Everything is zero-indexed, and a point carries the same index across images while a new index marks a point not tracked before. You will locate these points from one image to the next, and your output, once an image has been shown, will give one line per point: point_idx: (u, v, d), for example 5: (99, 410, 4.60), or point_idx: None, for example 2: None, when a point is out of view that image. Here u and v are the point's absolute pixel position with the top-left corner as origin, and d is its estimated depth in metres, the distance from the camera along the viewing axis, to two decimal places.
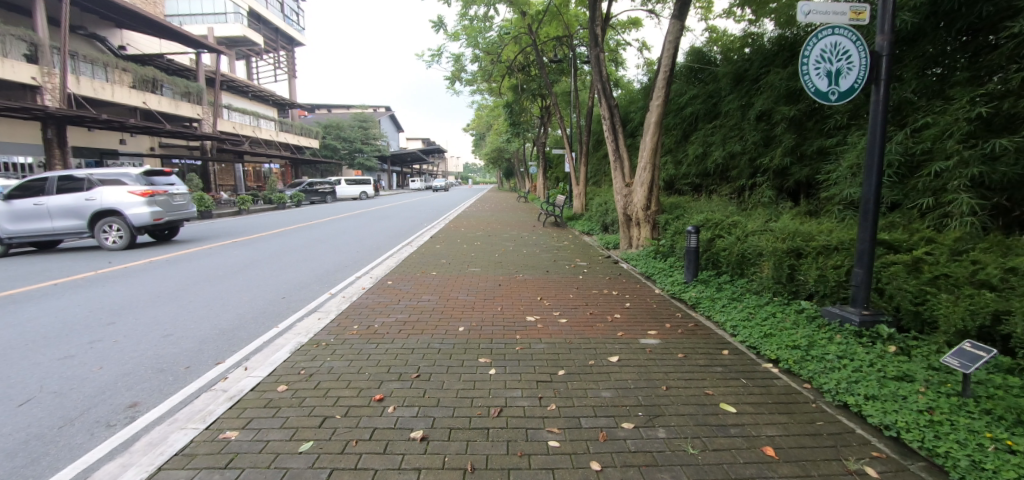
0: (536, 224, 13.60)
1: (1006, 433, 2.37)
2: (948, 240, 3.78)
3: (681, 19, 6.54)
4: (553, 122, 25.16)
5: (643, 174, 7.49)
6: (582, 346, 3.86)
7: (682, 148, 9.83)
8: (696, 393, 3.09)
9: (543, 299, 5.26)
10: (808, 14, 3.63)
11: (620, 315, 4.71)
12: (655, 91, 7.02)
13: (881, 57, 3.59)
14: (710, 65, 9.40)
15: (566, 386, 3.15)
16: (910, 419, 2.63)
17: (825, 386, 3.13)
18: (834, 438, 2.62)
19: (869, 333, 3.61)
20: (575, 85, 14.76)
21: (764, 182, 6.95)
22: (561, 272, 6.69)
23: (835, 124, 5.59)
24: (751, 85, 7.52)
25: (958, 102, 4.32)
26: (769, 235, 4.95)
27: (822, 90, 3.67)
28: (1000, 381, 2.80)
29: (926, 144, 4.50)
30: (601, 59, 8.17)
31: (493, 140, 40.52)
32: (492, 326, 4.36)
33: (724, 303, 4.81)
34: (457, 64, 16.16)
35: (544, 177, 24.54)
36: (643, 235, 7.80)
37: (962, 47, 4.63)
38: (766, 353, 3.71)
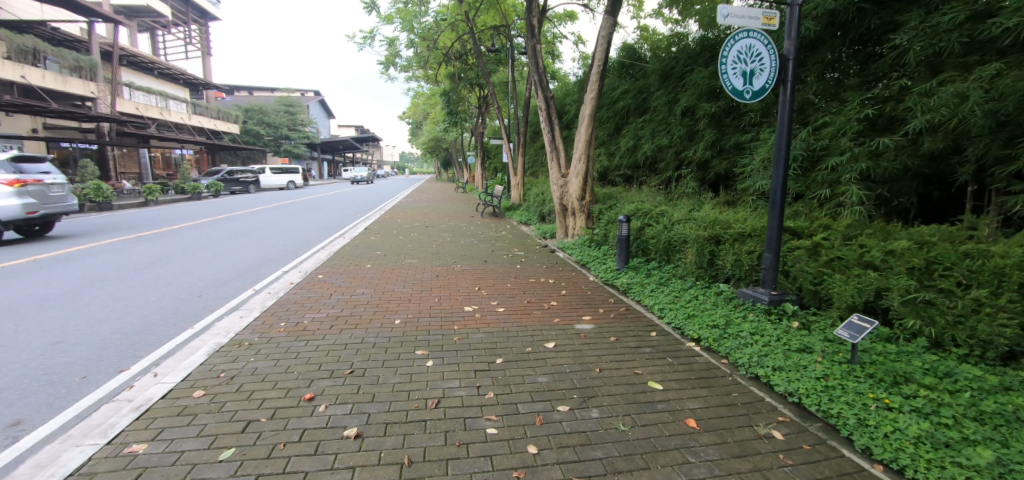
0: (474, 215, 13.53)
1: (885, 393, 2.79)
2: (842, 226, 4.24)
3: (613, 15, 6.74)
4: (491, 113, 25.12)
5: (578, 165, 7.69)
6: (519, 334, 3.91)
7: (614, 141, 10.21)
8: (627, 373, 3.25)
9: (480, 289, 5.24)
10: (727, 16, 3.84)
11: (556, 303, 4.82)
12: (589, 84, 7.21)
13: (788, 61, 3.92)
14: (640, 61, 9.80)
15: (503, 374, 3.17)
16: (810, 385, 2.98)
17: (739, 361, 3.42)
18: (747, 406, 2.89)
19: (776, 310, 3.99)
20: (513, 75, 14.79)
21: (688, 174, 7.41)
22: (499, 262, 6.72)
23: (750, 121, 6.05)
24: (676, 82, 7.95)
25: (851, 104, 4.84)
26: (692, 224, 5.28)
27: (738, 89, 3.94)
28: (880, 348, 3.24)
29: (824, 142, 5.02)
30: (537, 51, 8.24)
31: (429, 130, 39.70)
32: (429, 318, 4.28)
33: (652, 288, 5.08)
34: (391, 49, 15.59)
35: (482, 167, 24.51)
36: (578, 224, 8.03)
37: (853, 55, 5.19)
38: (689, 333, 3.98)
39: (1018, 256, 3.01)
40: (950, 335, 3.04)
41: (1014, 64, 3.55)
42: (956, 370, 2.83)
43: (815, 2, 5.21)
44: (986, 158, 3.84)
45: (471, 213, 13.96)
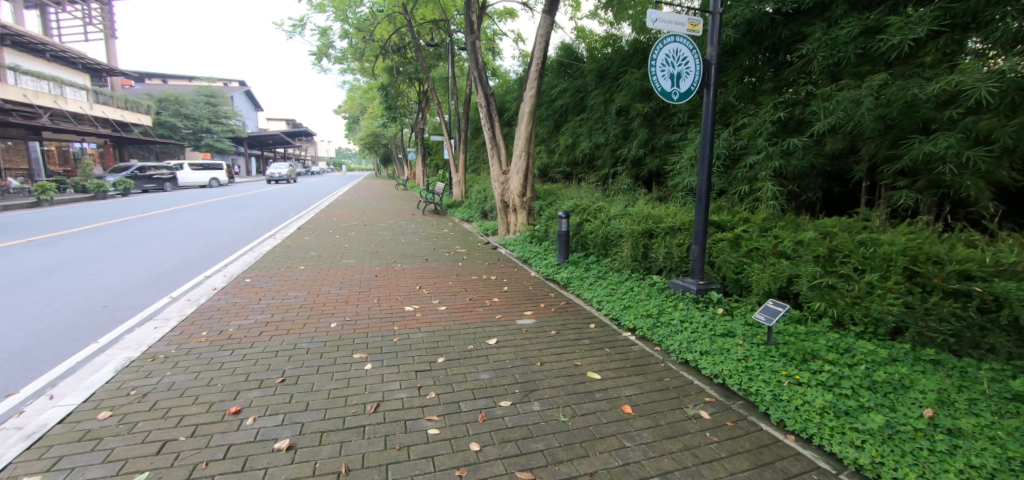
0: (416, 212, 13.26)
1: (795, 370, 3.08)
2: (759, 219, 4.61)
3: (551, 15, 6.85)
4: (431, 109, 24.74)
5: (519, 162, 7.76)
6: (461, 332, 3.88)
7: (554, 139, 10.42)
8: (567, 365, 3.33)
9: (421, 288, 5.14)
10: (655, 21, 4.03)
11: (498, 299, 4.83)
12: (528, 82, 7.28)
13: (711, 65, 4.13)
14: (577, 61, 10.06)
15: (445, 373, 3.13)
16: (732, 367, 3.22)
17: (670, 347, 3.62)
18: (678, 390, 3.07)
19: (703, 298, 4.26)
20: (453, 71, 14.59)
21: (623, 171, 7.73)
22: (441, 260, 6.63)
23: (679, 121, 6.41)
24: (612, 82, 8.25)
25: (766, 107, 5.27)
26: (628, 219, 5.51)
27: (666, 90, 4.18)
28: (791, 329, 3.57)
29: (744, 141, 5.42)
30: (477, 47, 8.20)
31: (367, 126, 38.34)
32: (368, 319, 4.14)
33: (591, 282, 5.25)
34: (324, 39, 14.84)
35: (423, 164, 24.06)
36: (520, 221, 8.10)
37: (767, 62, 5.66)
38: (625, 323, 4.16)
39: (902, 244, 3.43)
40: (849, 314, 3.44)
41: (898, 75, 4.04)
42: (853, 346, 3.22)
43: (734, 11, 5.60)
44: (876, 158, 4.34)
45: (412, 211, 13.65)
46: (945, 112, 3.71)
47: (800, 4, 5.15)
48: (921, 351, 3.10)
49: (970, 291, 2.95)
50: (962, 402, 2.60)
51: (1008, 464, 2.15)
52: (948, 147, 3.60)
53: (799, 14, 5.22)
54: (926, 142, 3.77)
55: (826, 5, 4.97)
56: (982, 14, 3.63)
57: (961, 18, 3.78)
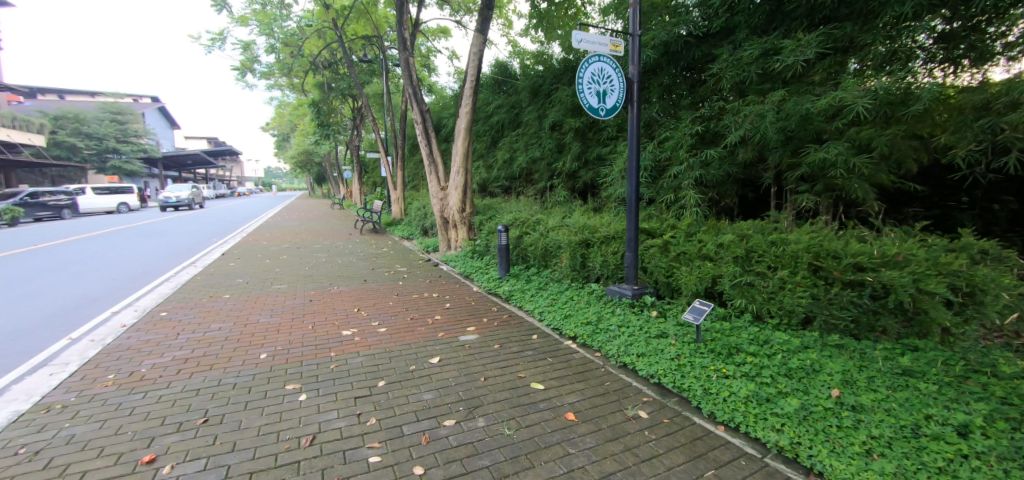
0: (353, 232, 12.81)
1: (722, 364, 3.31)
2: (684, 224, 4.93)
3: (483, 33, 6.99)
4: (367, 126, 24.22)
5: (457, 177, 7.79)
6: (402, 353, 3.78)
7: (492, 154, 10.57)
8: (511, 378, 3.35)
9: (360, 310, 4.96)
10: (580, 41, 4.25)
11: (440, 317, 4.77)
12: (463, 98, 7.35)
13: (633, 83, 4.44)
14: (511, 78, 10.31)
15: (386, 397, 3.04)
16: (666, 366, 3.40)
17: (609, 352, 3.75)
18: (618, 393, 3.19)
19: (638, 303, 4.47)
20: (388, 88, 14.34)
21: (560, 183, 7.99)
22: (380, 280, 6.44)
23: (609, 135, 6.73)
24: (545, 98, 8.52)
25: (686, 121, 5.68)
26: (565, 230, 5.68)
27: (594, 106, 4.31)
28: (717, 326, 3.83)
29: (667, 153, 5.78)
30: (411, 64, 8.18)
31: (299, 143, 36.65)
32: (302, 347, 3.92)
33: (532, 293, 5.33)
34: (247, 53, 14.08)
35: (360, 182, 23.37)
36: (460, 236, 8.06)
37: (684, 80, 6.13)
38: (567, 332, 4.25)
39: (806, 242, 3.81)
40: (766, 309, 3.76)
41: (794, 92, 4.53)
42: (771, 337, 3.52)
43: (652, 33, 6.03)
44: (781, 165, 4.82)
45: (349, 231, 13.18)
46: (833, 124, 4.21)
47: (709, 28, 5.64)
48: (828, 337, 3.46)
49: (863, 280, 3.37)
50: (863, 380, 2.94)
51: (902, 432, 2.48)
52: (838, 155, 4.08)
53: (708, 37, 5.71)
54: (820, 150, 4.24)
55: (730, 29, 5.48)
56: (857, 39, 4.21)
57: (840, 42, 4.33)
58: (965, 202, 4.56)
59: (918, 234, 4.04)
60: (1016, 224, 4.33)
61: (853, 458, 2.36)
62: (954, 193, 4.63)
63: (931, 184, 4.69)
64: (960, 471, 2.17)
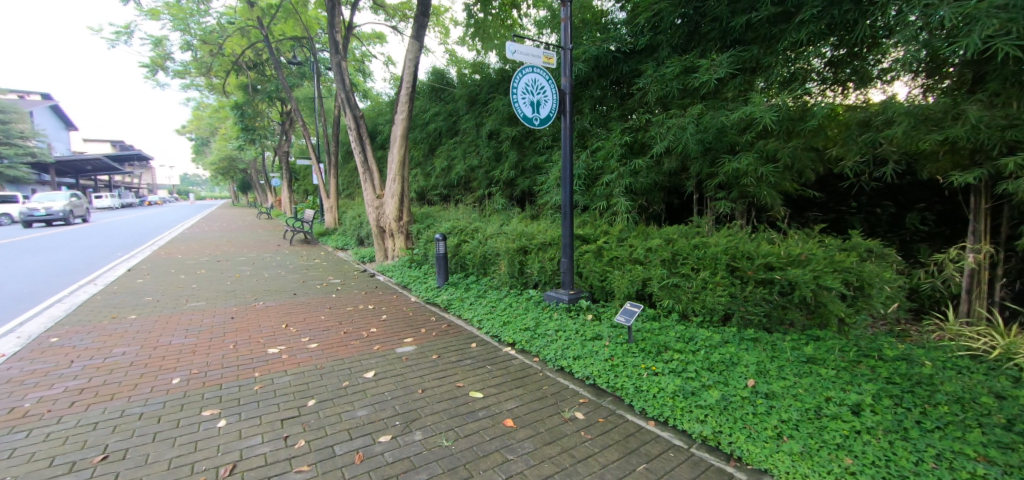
0: (281, 243, 12.07)
1: (652, 362, 3.49)
2: (616, 230, 5.16)
3: (419, 40, 6.92)
4: (296, 131, 23.07)
5: (393, 185, 7.63)
6: (334, 369, 3.62)
7: (430, 162, 10.47)
8: (449, 388, 3.32)
9: (288, 326, 4.68)
10: (514, 53, 4.33)
11: (376, 329, 4.62)
12: (399, 105, 7.22)
13: (566, 94, 4.59)
14: (449, 86, 10.29)
15: (316, 416, 2.89)
16: (600, 367, 3.53)
17: (547, 356, 3.83)
18: (555, 396, 3.27)
19: (574, 307, 4.61)
20: (320, 92, 13.76)
21: (497, 191, 8.07)
22: (311, 293, 6.12)
23: (545, 144, 6.90)
24: (482, 107, 8.58)
25: (616, 131, 5.97)
26: (503, 237, 5.74)
27: (529, 116, 4.41)
28: (647, 326, 4.04)
29: (599, 162, 6.03)
30: (343, 68, 7.92)
31: (219, 148, 34.02)
32: (221, 369, 3.63)
33: (470, 301, 5.32)
34: (158, 50, 12.90)
35: (290, 191, 22.14)
36: (398, 245, 7.86)
37: (614, 93, 6.44)
38: (505, 339, 4.29)
39: (724, 245, 4.13)
40: (691, 308, 4.03)
41: (711, 107, 4.92)
42: (695, 335, 3.77)
43: (583, 48, 6.30)
44: (701, 174, 5.20)
45: (277, 242, 12.42)
46: (744, 136, 4.63)
47: (635, 45, 5.98)
48: (744, 332, 3.78)
49: (772, 279, 3.73)
50: (774, 369, 3.24)
51: (807, 414, 2.76)
52: (748, 165, 4.48)
53: (634, 53, 6.06)
54: (734, 160, 4.63)
55: (654, 47, 5.85)
56: (763, 61, 4.68)
57: (749, 63, 4.79)
58: (853, 207, 5.19)
59: (817, 235, 4.53)
60: (894, 227, 4.96)
61: (767, 442, 2.59)
62: (845, 199, 5.24)
63: (826, 191, 5.29)
64: (854, 445, 2.46)
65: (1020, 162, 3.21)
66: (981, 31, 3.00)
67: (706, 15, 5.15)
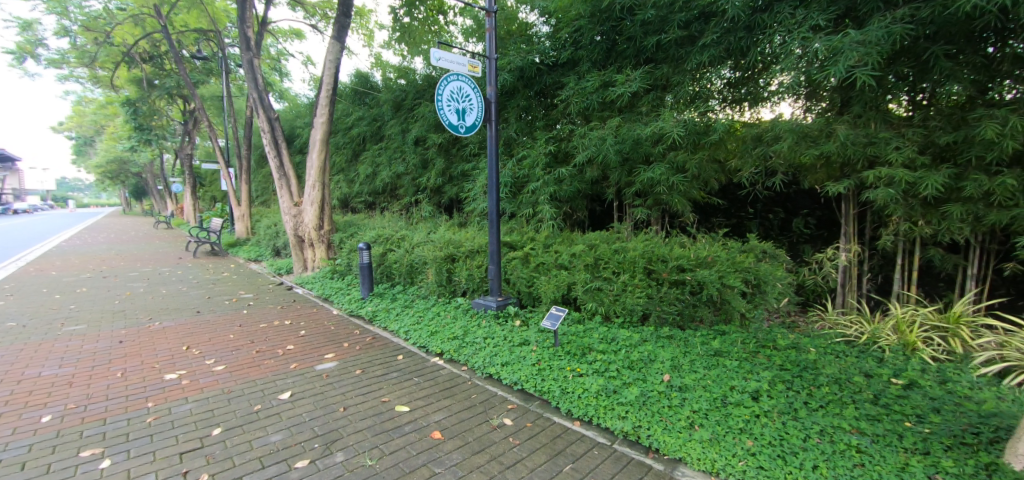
0: (182, 255, 10.91)
1: (577, 364, 3.62)
2: (542, 237, 5.30)
3: (340, 41, 6.65)
4: (201, 133, 21.12)
5: (313, 192, 7.23)
6: (244, 393, 3.34)
7: (353, 168, 10.09)
8: (374, 404, 3.20)
9: (191, 348, 4.24)
10: (438, 60, 4.30)
11: (293, 346, 4.33)
12: (318, 107, 6.87)
13: (491, 103, 4.64)
14: (373, 90, 10.00)
15: (223, 446, 2.64)
16: (527, 372, 3.59)
17: (475, 365, 3.82)
18: (484, 404, 3.27)
19: (502, 313, 4.66)
20: (229, 90, 12.70)
21: (424, 199, 7.94)
22: (218, 310, 5.59)
23: (471, 151, 6.91)
24: (408, 113, 8.42)
25: (541, 140, 6.13)
26: (430, 246, 5.66)
27: (454, 124, 4.41)
28: (571, 329, 4.17)
29: (525, 171, 6.15)
30: (255, 66, 7.38)
31: (106, 149, 30.11)
32: (106, 402, 3.19)
33: (397, 312, 5.17)
34: (27, 34, 11.20)
35: (194, 197, 20.13)
36: (318, 256, 7.45)
37: (538, 103, 6.62)
38: (433, 349, 4.22)
39: (641, 249, 4.39)
40: (612, 310, 4.24)
41: (628, 119, 5.22)
42: (617, 335, 3.97)
43: (508, 59, 6.41)
44: (620, 183, 5.49)
45: (177, 253, 11.21)
46: (657, 148, 4.96)
47: (557, 58, 6.20)
48: (660, 329, 4.06)
49: (684, 280, 4.07)
50: (687, 363, 3.51)
51: (715, 403, 3.01)
52: (662, 175, 4.82)
53: (557, 66, 6.28)
54: (649, 170, 4.95)
55: (575, 61, 6.10)
56: (673, 79, 5.06)
57: (660, 80, 5.16)
58: (751, 213, 5.77)
59: (720, 239, 4.98)
60: (784, 230, 5.59)
61: (681, 432, 2.78)
62: (743, 206, 5.82)
63: (729, 199, 5.84)
64: (754, 429, 2.73)
65: (877, 175, 3.77)
66: (845, 61, 3.47)
67: (622, 34, 5.47)
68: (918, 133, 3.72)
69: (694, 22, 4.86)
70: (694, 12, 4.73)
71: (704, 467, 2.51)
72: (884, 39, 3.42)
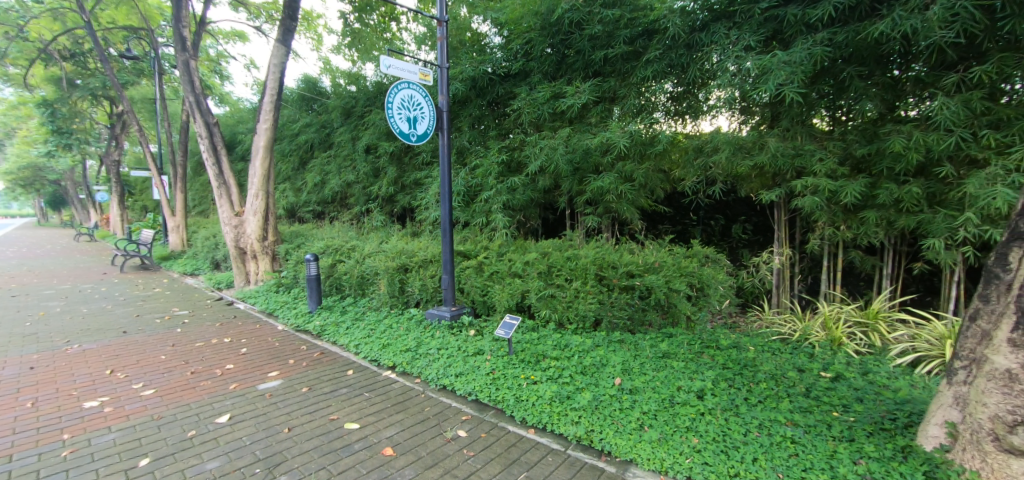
0: (107, 270, 10.03)
1: (531, 371, 3.65)
2: (496, 245, 5.32)
3: (286, 44, 6.42)
4: (130, 138, 19.60)
5: (257, 201, 6.90)
6: (177, 418, 3.11)
7: (301, 176, 9.73)
8: (321, 423, 3.08)
9: (115, 373, 3.89)
10: (388, 67, 4.24)
11: (233, 366, 4.09)
12: (262, 113, 6.58)
13: (443, 112, 4.63)
14: (322, 95, 9.72)
15: (152, 477, 2.45)
16: (481, 381, 3.57)
17: (429, 377, 3.77)
18: (437, 416, 3.23)
19: (457, 324, 4.62)
20: (163, 92, 11.91)
21: (376, 208, 7.77)
22: (148, 330, 5.18)
23: (424, 160, 6.85)
24: (358, 120, 8.22)
25: (494, 150, 6.17)
26: (381, 256, 5.54)
27: (405, 132, 4.35)
28: (525, 337, 4.20)
29: (478, 179, 6.16)
30: (192, 68, 6.97)
31: (15, 154, 27.23)
32: (12, 436, 2.87)
33: (346, 326, 5.00)
34: None
35: (120, 207, 18.59)
36: (262, 268, 7.09)
37: (491, 113, 6.67)
38: (385, 362, 4.12)
39: (592, 256, 4.51)
40: (565, 316, 4.31)
41: (578, 130, 5.36)
42: (570, 341, 4.05)
43: (460, 68, 6.44)
44: (572, 192, 5.62)
45: (101, 269, 10.29)
46: (606, 158, 5.13)
47: (509, 69, 6.28)
48: (612, 334, 4.17)
49: (633, 285, 4.22)
50: (637, 366, 3.63)
51: (663, 404, 3.13)
52: (610, 184, 4.98)
53: (508, 76, 6.36)
54: (599, 179, 5.10)
55: (526, 72, 6.20)
56: (620, 91, 5.27)
57: (608, 93, 5.36)
58: (694, 220, 6.07)
59: (666, 245, 5.20)
60: (724, 236, 5.92)
61: (631, 433, 2.87)
62: (687, 214, 6.11)
63: (674, 207, 6.11)
64: (699, 426, 2.85)
65: (804, 184, 4.08)
66: (774, 79, 3.76)
67: (571, 47, 5.63)
68: (838, 146, 4.07)
69: (639, 38, 5.14)
70: (638, 28, 5.06)
71: (654, 467, 2.59)
72: (807, 60, 3.75)
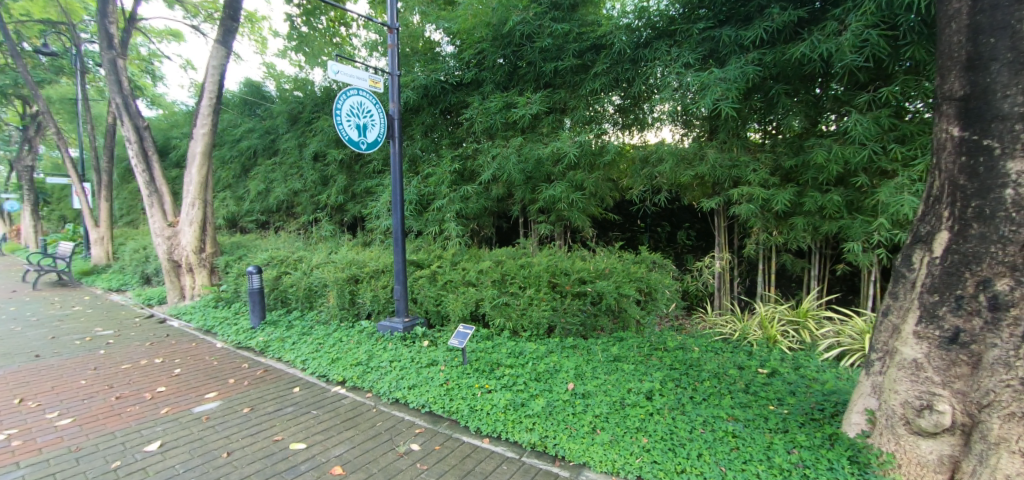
0: (16, 288, 9.04)
1: (485, 380, 3.65)
2: (449, 254, 5.29)
3: (226, 46, 6.11)
4: (46, 142, 17.91)
5: (194, 210, 6.49)
6: (100, 449, 2.86)
7: (243, 184, 9.27)
8: (265, 445, 2.93)
9: (24, 403, 3.52)
10: (337, 73, 4.14)
11: (165, 389, 3.81)
12: (200, 116, 6.21)
13: (394, 120, 4.58)
14: (266, 100, 9.32)
15: None
16: (435, 393, 3.53)
17: (381, 390, 3.68)
18: (390, 431, 3.16)
19: (410, 335, 4.55)
20: (86, 93, 11.00)
21: (325, 217, 7.52)
22: (66, 353, 4.73)
23: (375, 168, 6.72)
24: (305, 126, 7.94)
25: (447, 158, 6.16)
26: (330, 267, 5.37)
27: (355, 140, 4.26)
28: (479, 346, 4.20)
29: (431, 188, 6.12)
30: (120, 67, 6.48)
31: None
32: None
33: (293, 341, 4.79)
34: None
35: (34, 218, 16.89)
36: (198, 282, 6.65)
37: (444, 121, 6.65)
38: (334, 377, 3.98)
39: (545, 264, 4.59)
40: (519, 324, 4.36)
41: (530, 139, 5.46)
42: (524, 348, 4.10)
43: (412, 76, 6.39)
44: (525, 200, 5.70)
45: (9, 286, 9.26)
46: (557, 168, 5.25)
47: (461, 78, 6.28)
48: (565, 340, 4.26)
49: (585, 291, 4.35)
50: (589, 371, 3.72)
51: (614, 406, 3.23)
52: (562, 192, 5.10)
53: (461, 86, 6.37)
54: (551, 188, 5.21)
55: (479, 82, 6.24)
56: (571, 103, 5.42)
57: (559, 104, 5.50)
58: (642, 227, 6.32)
59: (616, 251, 5.38)
60: (671, 242, 6.20)
61: (584, 437, 2.93)
62: (636, 221, 6.34)
63: (624, 214, 6.33)
64: (647, 427, 2.96)
65: (740, 193, 4.36)
66: (711, 95, 4.01)
67: (523, 59, 5.74)
68: (769, 157, 4.38)
69: (587, 52, 5.32)
70: (587, 42, 5.25)
71: (606, 469, 2.66)
72: (740, 78, 4.03)
